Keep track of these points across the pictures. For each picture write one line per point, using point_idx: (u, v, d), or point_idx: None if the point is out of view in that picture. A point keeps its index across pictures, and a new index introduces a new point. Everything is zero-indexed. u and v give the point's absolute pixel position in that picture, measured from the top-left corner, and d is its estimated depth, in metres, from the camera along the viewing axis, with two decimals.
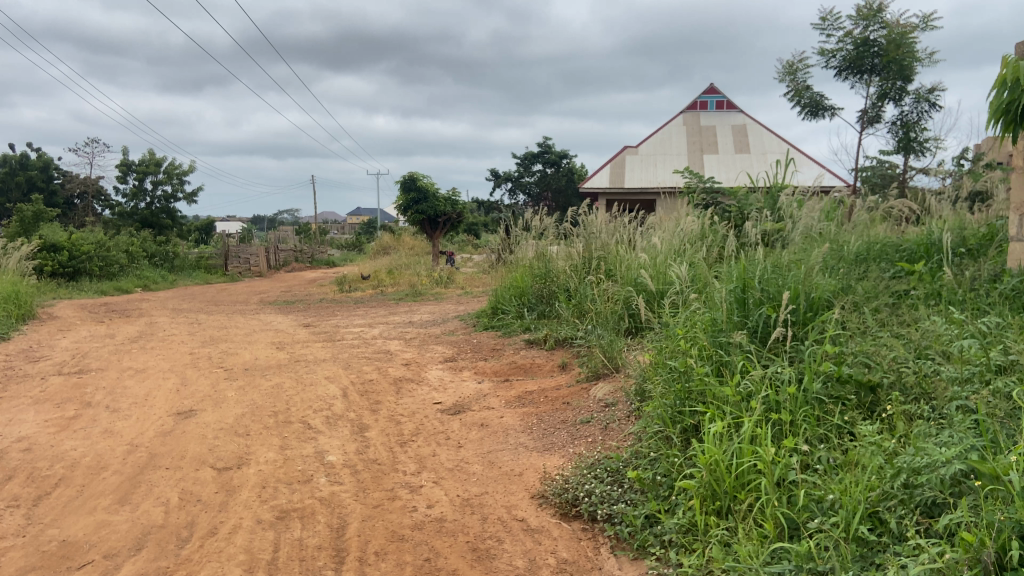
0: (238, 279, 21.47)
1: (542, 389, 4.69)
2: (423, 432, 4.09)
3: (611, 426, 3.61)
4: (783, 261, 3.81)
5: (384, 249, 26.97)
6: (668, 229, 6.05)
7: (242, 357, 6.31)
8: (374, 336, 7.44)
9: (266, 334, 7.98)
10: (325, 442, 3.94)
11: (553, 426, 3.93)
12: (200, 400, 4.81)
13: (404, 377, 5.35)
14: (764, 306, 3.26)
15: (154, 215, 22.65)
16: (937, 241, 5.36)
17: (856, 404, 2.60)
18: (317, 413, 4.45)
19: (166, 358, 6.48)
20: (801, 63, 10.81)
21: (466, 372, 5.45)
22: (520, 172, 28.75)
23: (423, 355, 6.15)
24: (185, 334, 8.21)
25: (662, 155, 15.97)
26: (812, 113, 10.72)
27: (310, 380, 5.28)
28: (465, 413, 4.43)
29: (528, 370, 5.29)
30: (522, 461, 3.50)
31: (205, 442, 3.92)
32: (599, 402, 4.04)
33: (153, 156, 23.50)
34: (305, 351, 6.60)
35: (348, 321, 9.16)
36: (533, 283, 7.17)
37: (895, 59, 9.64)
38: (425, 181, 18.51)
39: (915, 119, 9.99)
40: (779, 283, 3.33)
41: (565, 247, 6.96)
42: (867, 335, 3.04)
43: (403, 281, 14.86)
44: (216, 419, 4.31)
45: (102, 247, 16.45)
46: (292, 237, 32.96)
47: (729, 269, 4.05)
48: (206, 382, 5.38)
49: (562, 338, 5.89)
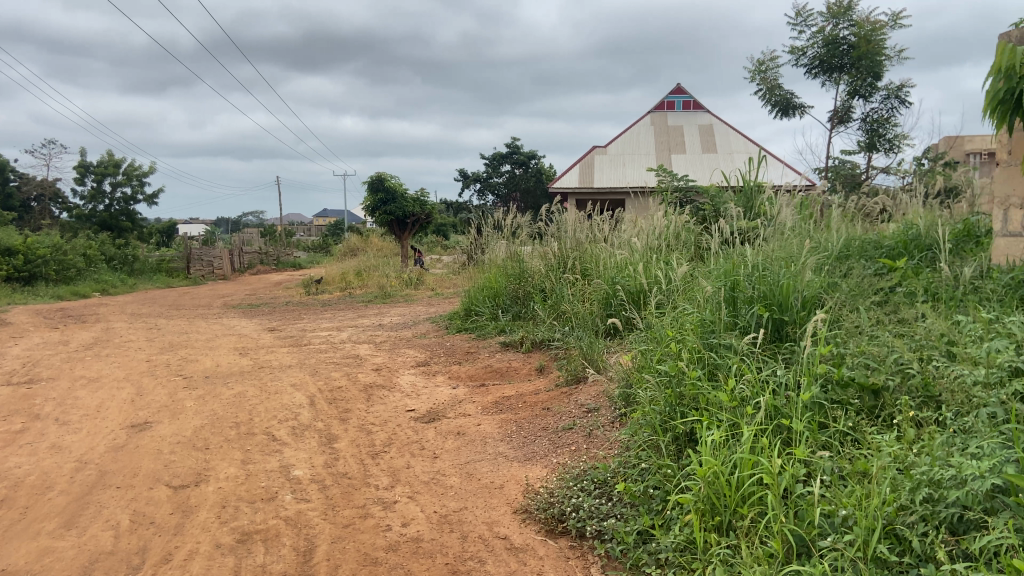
0: (201, 282, 20.97)
1: (519, 394, 4.49)
2: (396, 443, 3.86)
3: (595, 433, 3.42)
4: (772, 258, 3.61)
5: (351, 250, 26.59)
6: (644, 226, 5.87)
7: (203, 364, 6.01)
8: (342, 340, 7.17)
9: (228, 339, 7.66)
10: (291, 455, 3.69)
11: (533, 434, 3.73)
12: (157, 411, 4.52)
13: (375, 383, 5.11)
14: (756, 305, 3.06)
15: (113, 218, 22.05)
16: (918, 237, 5.25)
17: (859, 408, 2.40)
18: (282, 423, 4.19)
19: (123, 366, 6.15)
20: (771, 60, 10.75)
21: (440, 377, 5.23)
22: (489, 173, 28.55)
23: (395, 360, 5.91)
24: (143, 340, 7.85)
25: (631, 154, 15.86)
26: (782, 111, 10.67)
27: (275, 387, 5.02)
28: (440, 420, 4.20)
29: (504, 374, 5.08)
30: (503, 473, 3.29)
31: (160, 458, 3.65)
32: (581, 407, 3.85)
33: (111, 157, 22.90)
34: (269, 357, 6.32)
35: (315, 324, 8.88)
36: (507, 284, 6.95)
37: (866, 55, 9.61)
38: (392, 181, 18.21)
39: (885, 117, 9.94)
40: (770, 279, 3.13)
41: (540, 247, 6.77)
42: (864, 334, 2.85)
43: (372, 282, 14.57)
44: (173, 432, 4.04)
45: (59, 251, 15.94)
46: (255, 239, 32.34)
47: (714, 268, 3.85)
48: (163, 391, 5.07)
49: (539, 340, 5.66)
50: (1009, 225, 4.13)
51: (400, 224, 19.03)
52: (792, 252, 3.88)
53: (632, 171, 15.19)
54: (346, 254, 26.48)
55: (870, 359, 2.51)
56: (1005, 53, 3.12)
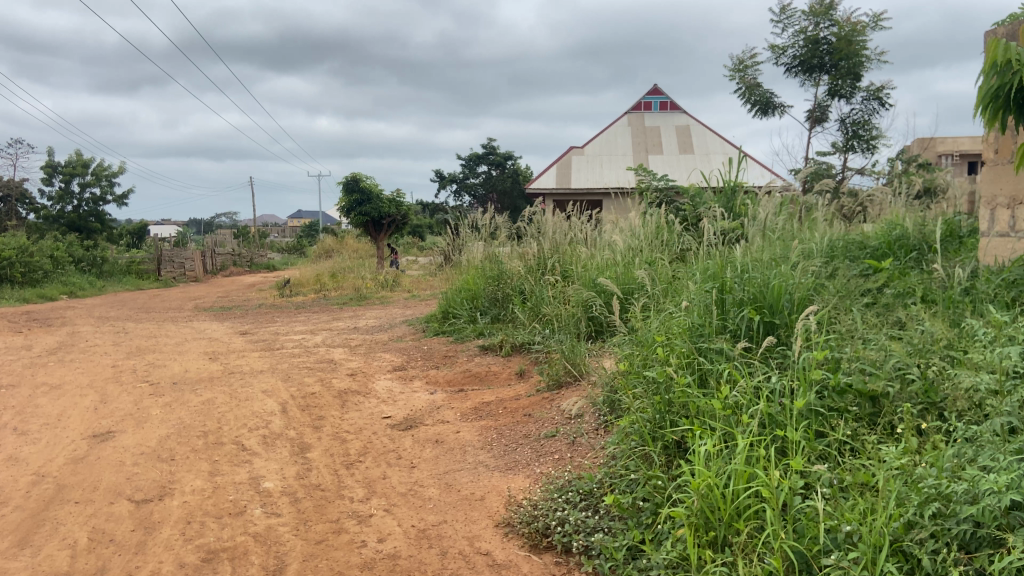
0: (172, 284, 20.58)
1: (500, 400, 4.36)
2: (372, 452, 3.71)
3: (580, 441, 3.29)
4: (761, 259, 3.51)
5: (327, 252, 26.27)
6: (624, 226, 5.76)
7: (171, 370, 5.80)
8: (316, 344, 6.99)
9: (199, 344, 7.44)
10: (261, 466, 3.52)
11: (514, 442, 3.60)
12: (120, 420, 4.32)
13: (350, 389, 4.94)
14: (746, 308, 2.95)
15: (82, 219, 21.61)
16: (901, 238, 5.20)
17: (856, 416, 2.30)
18: (252, 432, 4.02)
19: (87, 372, 5.92)
20: (751, 60, 10.72)
21: (418, 382, 5.07)
22: (465, 174, 28.39)
23: (370, 364, 5.75)
24: (110, 344, 7.61)
25: (609, 155, 15.80)
26: (761, 111, 10.64)
27: (245, 394, 4.83)
28: (418, 428, 4.06)
29: (483, 379, 4.94)
30: (484, 484, 3.15)
31: (123, 470, 3.46)
32: (564, 414, 3.72)
33: (80, 157, 22.41)
34: (240, 362, 6.11)
35: (289, 328, 8.66)
36: (486, 285, 6.81)
37: (846, 56, 9.61)
38: (368, 182, 17.98)
39: (864, 118, 9.95)
40: (760, 282, 3.02)
41: (520, 248, 6.64)
42: (857, 336, 2.75)
43: (347, 284, 14.34)
44: (137, 442, 3.85)
45: (25, 253, 15.53)
46: (228, 240, 31.87)
47: (702, 269, 3.74)
48: (128, 398, 4.87)
49: (519, 343, 5.52)
50: (997, 226, 4.08)
51: (376, 225, 18.81)
52: (781, 252, 3.78)
53: (610, 172, 15.12)
54: (321, 256, 26.18)
55: (868, 364, 2.41)
56: (996, 48, 3.02)
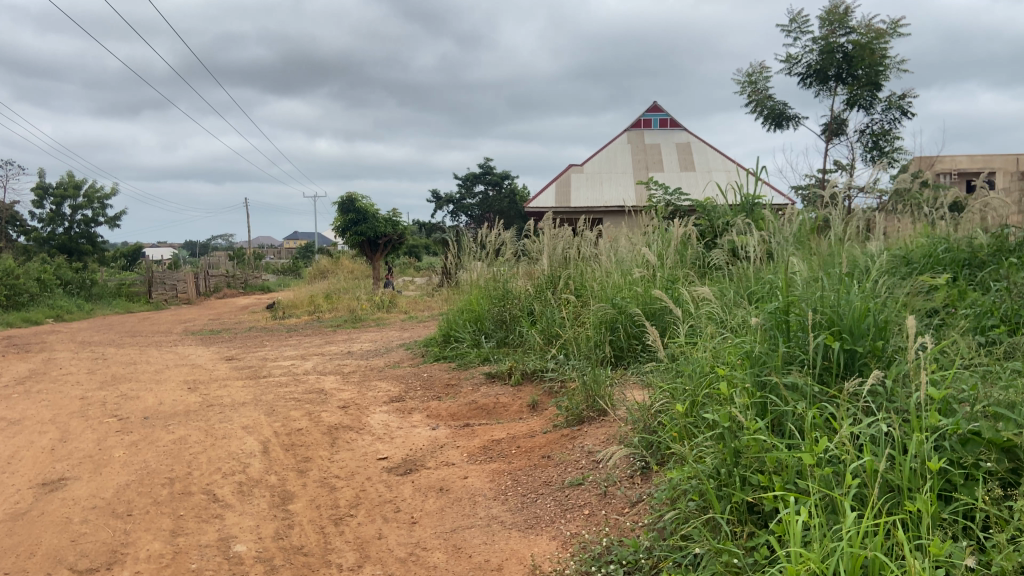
0: (163, 307, 19.97)
1: (512, 437, 3.82)
2: (365, 503, 3.16)
3: (613, 493, 2.76)
4: (823, 274, 2.99)
5: (322, 274, 25.73)
6: (640, 240, 5.27)
7: (144, 402, 5.22)
8: (306, 371, 6.42)
9: (180, 371, 6.87)
10: (233, 524, 2.96)
11: (533, 491, 3.05)
12: (77, 463, 3.74)
13: (342, 424, 4.38)
14: (820, 333, 2.42)
15: (73, 241, 21.12)
16: (946, 253, 4.70)
17: (990, 475, 1.81)
18: (226, 478, 3.46)
19: (52, 405, 5.33)
20: (763, 71, 10.29)
21: (417, 416, 4.51)
22: (463, 195, 28.01)
23: (365, 395, 5.19)
24: (84, 372, 7.01)
25: (609, 172, 15.33)
26: (775, 123, 10.16)
27: (222, 432, 4.26)
28: (419, 472, 3.50)
29: (491, 412, 4.39)
30: (500, 548, 2.59)
31: (68, 529, 2.89)
32: (590, 456, 3.20)
33: (71, 178, 21.90)
34: (222, 392, 5.54)
35: (278, 353, 8.09)
36: (490, 307, 6.27)
37: (867, 64, 9.14)
38: (365, 202, 17.50)
39: (883, 129, 9.49)
40: (835, 302, 2.49)
41: (528, 266, 6.14)
42: (961, 367, 2.27)
43: (341, 305, 13.76)
44: (90, 493, 3.27)
45: (10, 275, 14.99)
46: (223, 262, 31.41)
47: (757, 290, 3.19)
48: (91, 437, 4.29)
49: (530, 371, 4.93)
50: None
51: (372, 246, 18.26)
52: (843, 265, 3.26)
53: (612, 189, 14.65)
54: (317, 276, 25.62)
55: (997, 407, 1.92)
56: None
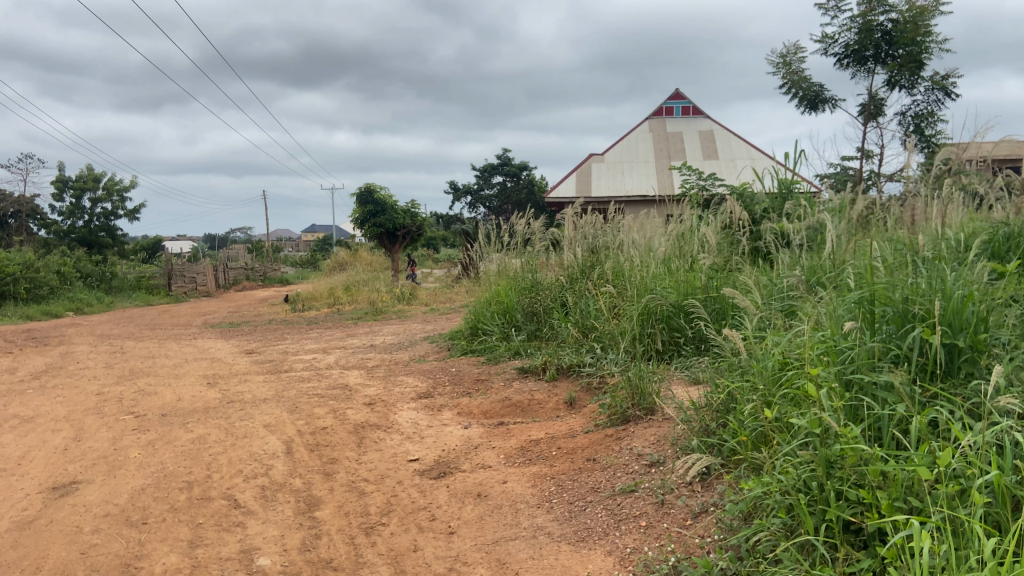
0: (183, 300, 19.90)
1: (551, 438, 3.56)
2: (397, 511, 2.91)
3: (672, 502, 2.49)
4: (901, 260, 2.68)
5: (341, 265, 25.62)
6: (679, 227, 4.97)
7: (162, 399, 5.01)
8: (328, 366, 6.19)
9: (199, 366, 6.67)
10: (256, 534, 2.73)
11: (579, 498, 2.80)
12: (90, 465, 3.53)
13: (369, 422, 4.15)
14: (914, 324, 2.13)
15: (93, 234, 21.04)
16: None
17: None
18: (248, 482, 3.23)
19: (68, 401, 5.14)
20: (797, 52, 9.94)
21: (447, 414, 4.26)
22: (480, 185, 27.77)
23: (390, 391, 4.95)
24: (102, 367, 6.83)
25: (630, 161, 15.00)
26: (810, 106, 9.81)
27: (243, 430, 4.04)
28: (454, 476, 3.25)
29: (525, 410, 4.14)
30: (549, 564, 2.34)
31: (78, 540, 2.67)
32: (640, 459, 2.93)
33: (91, 171, 21.85)
34: (242, 388, 5.33)
35: (299, 346, 7.89)
36: (519, 298, 6.00)
37: (909, 42, 8.77)
38: (383, 193, 17.29)
39: (927, 110, 9.10)
40: (929, 288, 2.20)
41: (558, 256, 5.89)
42: None
43: (361, 297, 13.57)
44: (103, 499, 3.05)
45: (31, 268, 14.95)
46: (243, 255, 31.43)
47: (826, 278, 2.90)
48: (106, 436, 4.07)
49: (565, 365, 4.67)
50: None
51: (391, 238, 18.08)
52: (915, 248, 2.96)
53: (635, 178, 14.32)
54: (335, 269, 25.50)
55: None
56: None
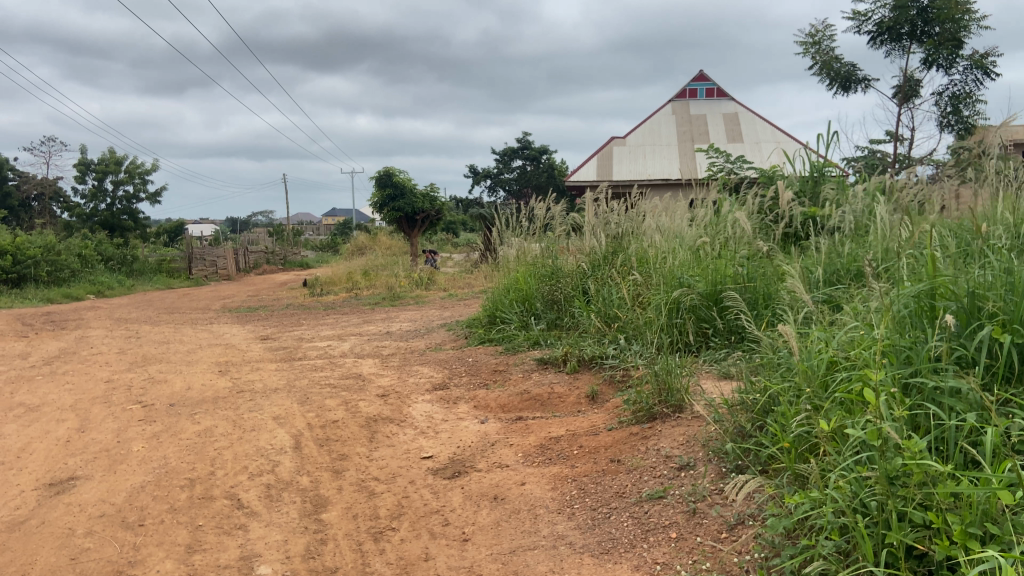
0: (203, 283, 19.89)
1: (573, 435, 3.37)
2: (408, 514, 2.73)
3: (705, 512, 2.28)
4: (959, 250, 2.45)
5: (360, 249, 25.53)
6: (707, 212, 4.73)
7: (172, 388, 4.87)
8: (342, 354, 6.03)
9: (213, 352, 6.54)
10: (258, 538, 2.56)
11: (603, 504, 2.60)
12: (91, 459, 3.38)
13: (382, 415, 3.98)
14: (982, 322, 1.91)
15: (115, 217, 21.06)
16: None
17: None
18: (253, 480, 3.07)
19: (77, 389, 5.02)
20: (828, 30, 9.58)
21: (463, 408, 4.08)
22: (500, 169, 27.52)
23: (405, 381, 4.78)
24: (115, 353, 6.72)
25: (653, 144, 14.68)
26: (842, 86, 9.45)
27: (252, 423, 3.88)
28: (469, 475, 3.07)
29: (545, 404, 3.95)
30: None
31: (70, 543, 2.52)
32: (668, 461, 2.73)
33: (113, 155, 21.86)
34: (253, 377, 5.18)
35: (315, 333, 7.74)
36: (539, 285, 5.80)
37: (950, 19, 8.42)
38: (402, 176, 17.11)
39: (965, 91, 8.74)
40: (999, 282, 1.97)
41: (579, 241, 5.67)
42: None
43: (379, 282, 13.43)
44: (99, 497, 2.90)
45: (52, 252, 14.96)
46: (263, 237, 31.44)
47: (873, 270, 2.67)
48: (111, 427, 3.94)
49: (587, 357, 4.46)
50: None
51: (410, 221, 17.90)
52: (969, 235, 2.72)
53: (657, 161, 14.02)
54: (355, 253, 25.41)
55: None
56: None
